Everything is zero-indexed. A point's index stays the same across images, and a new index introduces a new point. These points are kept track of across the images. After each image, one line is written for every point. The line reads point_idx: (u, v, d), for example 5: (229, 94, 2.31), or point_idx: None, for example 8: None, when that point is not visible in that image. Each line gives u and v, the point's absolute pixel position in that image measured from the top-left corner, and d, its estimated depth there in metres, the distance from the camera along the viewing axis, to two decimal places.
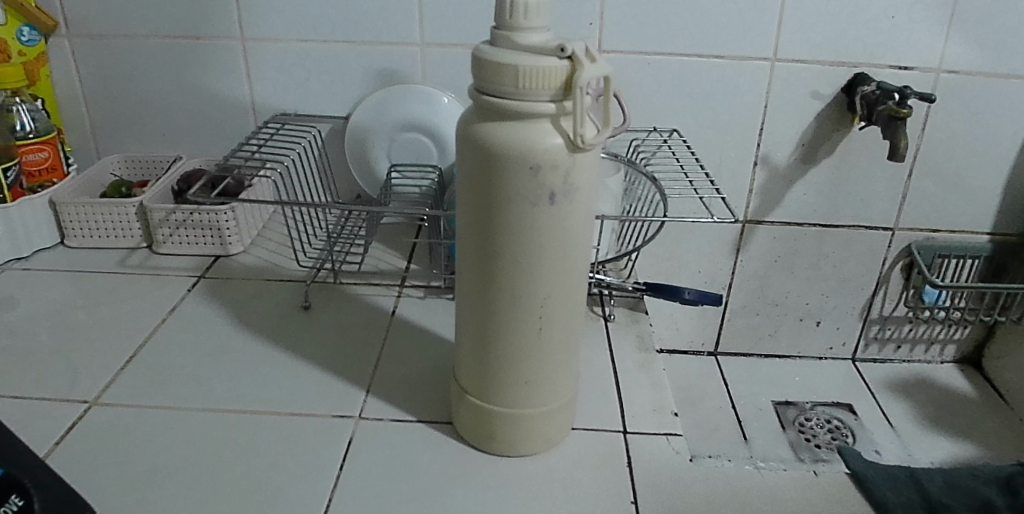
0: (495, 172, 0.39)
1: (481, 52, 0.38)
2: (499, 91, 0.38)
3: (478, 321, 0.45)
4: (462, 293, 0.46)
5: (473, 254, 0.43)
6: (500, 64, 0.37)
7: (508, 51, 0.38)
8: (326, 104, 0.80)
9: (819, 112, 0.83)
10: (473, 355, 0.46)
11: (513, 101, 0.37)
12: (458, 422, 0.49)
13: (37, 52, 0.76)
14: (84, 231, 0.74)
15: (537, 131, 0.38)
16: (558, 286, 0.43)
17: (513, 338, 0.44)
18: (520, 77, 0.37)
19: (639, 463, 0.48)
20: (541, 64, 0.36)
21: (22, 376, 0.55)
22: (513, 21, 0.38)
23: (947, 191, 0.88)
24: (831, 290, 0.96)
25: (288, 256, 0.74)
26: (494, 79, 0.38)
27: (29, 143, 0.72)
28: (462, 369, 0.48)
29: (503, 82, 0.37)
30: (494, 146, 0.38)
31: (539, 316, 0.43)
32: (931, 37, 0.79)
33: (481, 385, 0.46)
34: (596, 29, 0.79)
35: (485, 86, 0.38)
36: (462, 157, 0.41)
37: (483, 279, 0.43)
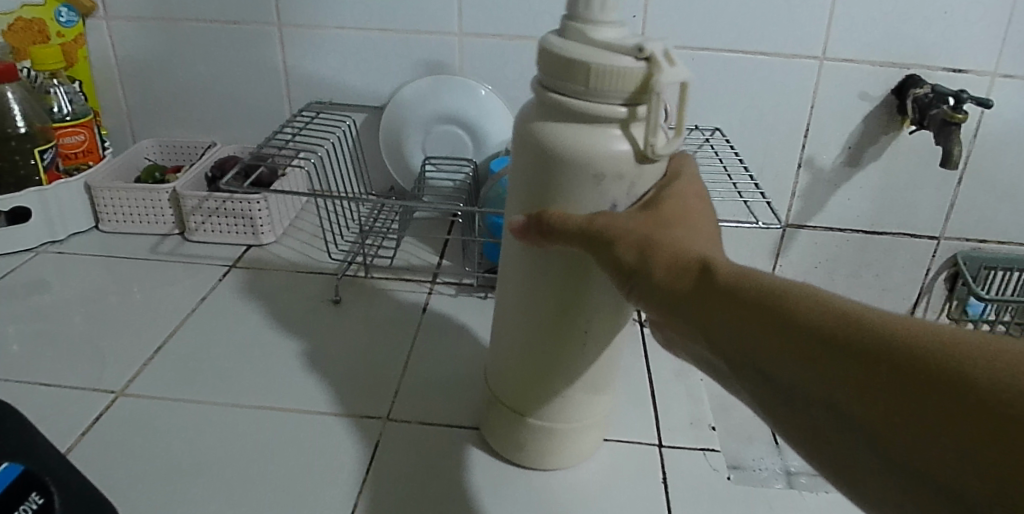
0: (553, 178, 0.37)
1: (551, 45, 0.36)
2: (567, 90, 0.35)
3: (517, 334, 0.43)
4: (503, 303, 0.45)
5: (519, 265, 0.42)
6: (573, 60, 0.35)
7: (583, 45, 0.35)
8: (361, 93, 0.79)
9: (869, 114, 0.80)
10: (506, 368, 0.45)
11: (583, 101, 0.35)
12: (492, 437, 0.47)
13: (75, 34, 0.77)
14: (118, 216, 0.74)
15: (605, 136, 0.36)
16: (601, 304, 0.40)
17: (552, 353, 0.42)
18: (594, 77, 0.34)
19: (675, 480, 0.46)
20: (618, 63, 0.34)
21: (53, 363, 0.55)
22: (590, 14, 0.36)
23: (999, 200, 0.84)
24: (873, 298, 0.93)
25: (319, 248, 0.73)
26: (564, 76, 0.35)
27: (66, 126, 0.72)
28: (499, 379, 0.46)
29: (574, 81, 0.35)
30: (553, 149, 0.37)
31: (581, 332, 0.41)
32: (990, 38, 0.75)
33: (513, 400, 0.45)
34: (639, 22, 0.76)
35: (553, 83, 0.36)
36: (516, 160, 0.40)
37: (528, 289, 0.42)
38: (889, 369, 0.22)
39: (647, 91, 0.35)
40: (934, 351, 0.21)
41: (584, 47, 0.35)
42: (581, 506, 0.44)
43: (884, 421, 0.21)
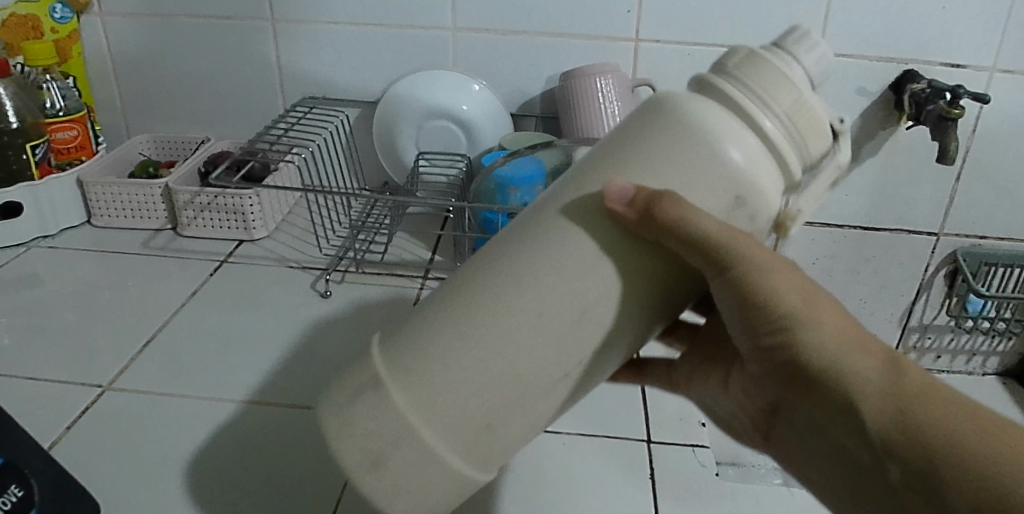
0: (688, 170, 0.30)
1: (762, 54, 0.30)
2: (770, 105, 0.29)
3: (506, 329, 0.30)
4: (496, 270, 0.31)
5: (565, 232, 0.30)
6: (786, 85, 0.29)
7: (796, 74, 0.30)
8: (355, 88, 0.79)
9: (866, 109, 0.79)
10: (466, 372, 0.30)
11: (778, 126, 0.29)
12: (383, 467, 0.30)
13: (70, 30, 0.76)
14: (110, 211, 0.75)
15: (769, 171, 0.30)
16: (618, 326, 0.30)
17: (536, 382, 0.30)
18: (800, 111, 0.29)
19: (661, 477, 0.46)
20: (821, 120, 0.30)
21: (41, 357, 0.55)
22: (800, 44, 0.31)
23: (999, 197, 0.82)
24: (870, 295, 0.90)
25: (311, 243, 0.74)
26: (770, 89, 0.29)
27: (60, 121, 0.73)
28: (431, 358, 0.30)
29: (781, 100, 0.29)
30: (715, 147, 0.29)
31: (577, 364, 0.30)
32: (986, 33, 0.74)
33: (453, 429, 0.30)
34: (633, 18, 0.73)
35: (749, 80, 0.29)
36: (635, 122, 0.32)
37: (551, 270, 0.29)
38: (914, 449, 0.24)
39: (819, 161, 0.31)
40: (954, 448, 0.23)
41: (799, 79, 0.30)
42: (564, 501, 0.44)
43: (888, 447, 0.25)
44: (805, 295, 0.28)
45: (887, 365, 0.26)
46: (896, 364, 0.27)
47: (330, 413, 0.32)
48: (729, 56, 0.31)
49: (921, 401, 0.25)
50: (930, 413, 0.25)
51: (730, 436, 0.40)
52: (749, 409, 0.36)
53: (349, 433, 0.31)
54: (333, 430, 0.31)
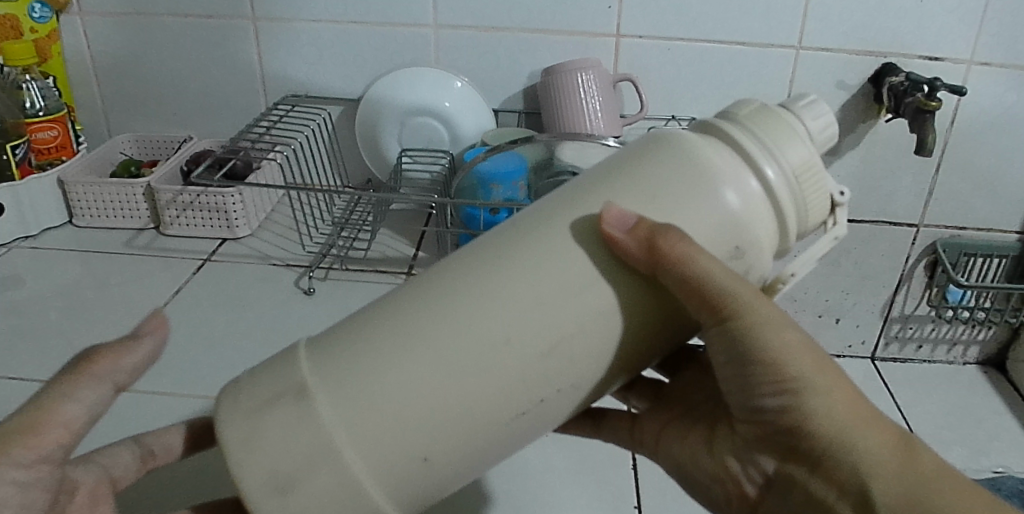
0: (688, 207, 0.30)
1: (778, 115, 0.32)
2: (781, 158, 0.30)
3: (464, 358, 0.29)
4: (456, 297, 0.30)
5: (545, 257, 0.30)
6: (796, 146, 0.31)
7: (806, 140, 0.32)
8: (337, 86, 0.79)
9: (846, 103, 0.78)
10: (419, 402, 0.29)
11: (784, 181, 0.30)
12: (294, 488, 0.30)
13: (48, 30, 0.76)
14: (92, 211, 0.75)
15: (771, 223, 0.31)
16: (579, 367, 0.30)
17: (492, 416, 0.30)
18: (806, 172, 0.31)
19: (643, 470, 0.55)
20: (823, 187, 0.32)
21: (23, 357, 0.56)
22: (810, 112, 0.32)
23: (979, 188, 0.81)
24: (852, 286, 0.87)
25: (294, 241, 0.74)
26: (780, 143, 0.31)
27: (39, 121, 0.72)
28: (382, 385, 0.30)
29: (790, 159, 0.30)
30: (720, 191, 0.30)
31: (534, 403, 0.30)
32: (964, 25, 0.72)
33: (391, 457, 0.30)
34: (614, 13, 0.74)
35: (758, 135, 0.31)
36: (634, 153, 0.32)
37: (520, 300, 0.29)
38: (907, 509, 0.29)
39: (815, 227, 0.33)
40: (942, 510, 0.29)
41: (809, 145, 0.32)
42: None
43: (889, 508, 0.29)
44: (817, 364, 0.31)
45: (892, 443, 0.31)
46: (898, 442, 0.31)
47: (239, 420, 0.31)
48: (741, 108, 0.33)
49: (922, 481, 0.30)
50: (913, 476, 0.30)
51: (686, 473, 0.41)
52: (742, 476, 0.37)
53: (259, 449, 0.30)
54: (245, 439, 0.31)
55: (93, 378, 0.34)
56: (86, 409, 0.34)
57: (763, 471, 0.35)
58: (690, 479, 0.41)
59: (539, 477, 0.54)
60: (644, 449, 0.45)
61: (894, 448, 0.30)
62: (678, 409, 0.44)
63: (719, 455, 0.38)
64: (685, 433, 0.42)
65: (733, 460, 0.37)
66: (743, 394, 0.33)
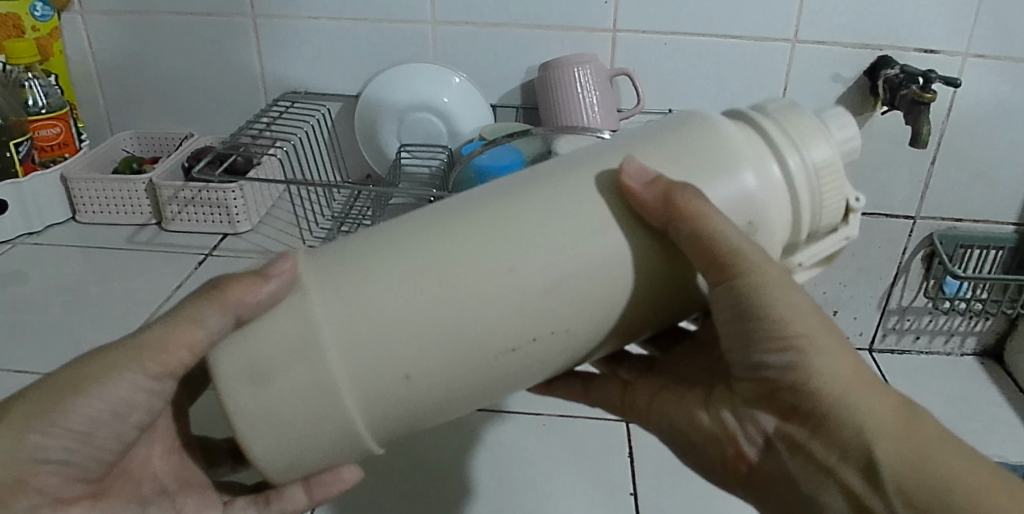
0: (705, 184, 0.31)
1: (808, 115, 0.33)
2: (804, 152, 0.32)
3: (471, 302, 0.30)
4: (466, 235, 0.30)
5: (558, 205, 0.30)
6: (821, 146, 0.32)
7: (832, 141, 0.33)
8: (336, 83, 0.80)
9: (841, 96, 0.78)
10: (424, 348, 0.30)
11: (805, 172, 0.32)
12: (269, 381, 0.29)
13: (50, 28, 0.76)
14: (95, 207, 0.76)
15: (789, 205, 0.32)
16: (577, 309, 0.30)
17: (489, 352, 0.30)
18: (826, 169, 0.32)
19: (640, 455, 0.56)
20: (846, 191, 0.32)
21: (30, 350, 0.57)
22: (840, 119, 0.34)
23: (974, 180, 0.80)
24: (849, 278, 0.87)
25: (294, 236, 0.75)
26: (805, 140, 0.32)
27: (42, 119, 0.73)
28: (389, 327, 0.29)
29: (812, 153, 0.32)
30: (740, 168, 0.31)
31: (528, 341, 0.31)
32: (959, 17, 0.73)
33: (383, 387, 0.30)
34: (610, 10, 0.74)
35: (785, 127, 0.32)
36: (663, 133, 0.34)
37: (529, 239, 0.30)
38: (915, 473, 0.30)
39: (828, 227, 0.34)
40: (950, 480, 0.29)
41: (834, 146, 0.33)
42: None
43: (892, 471, 0.30)
44: (821, 325, 0.32)
45: (898, 409, 0.31)
46: (901, 407, 0.32)
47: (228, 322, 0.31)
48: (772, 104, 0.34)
49: (924, 446, 0.31)
50: (920, 444, 0.31)
51: (675, 433, 0.40)
52: (738, 433, 0.36)
53: (251, 350, 0.30)
54: (239, 342, 0.31)
55: (221, 304, 0.31)
56: (212, 332, 0.31)
57: (761, 430, 0.35)
58: (684, 442, 0.40)
59: (536, 467, 0.54)
60: (635, 416, 0.45)
61: (897, 411, 0.31)
62: (670, 377, 0.44)
63: (715, 412, 0.37)
64: (680, 396, 0.41)
65: (729, 414, 0.36)
66: (743, 349, 0.33)
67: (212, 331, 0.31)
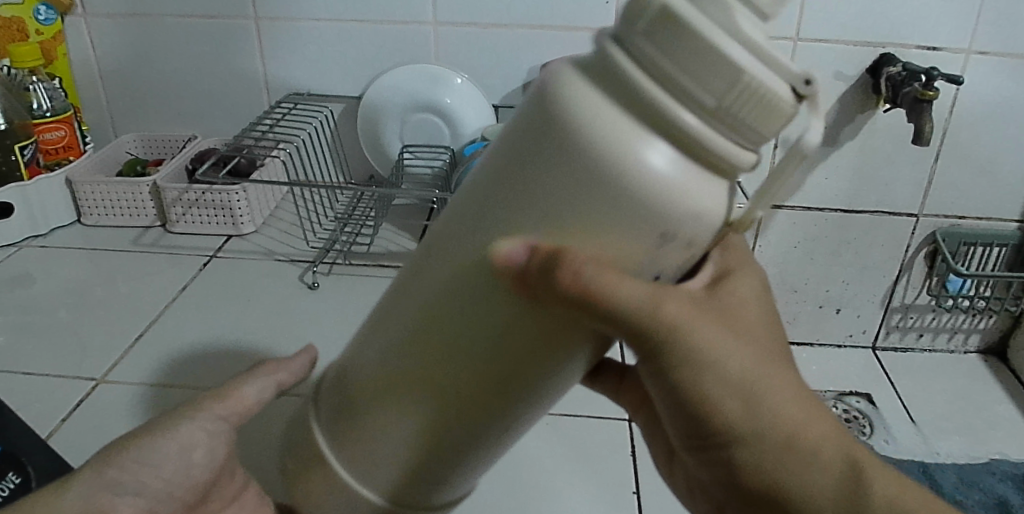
0: (585, 206, 0.24)
1: (680, 14, 0.21)
2: (693, 103, 0.22)
3: (427, 409, 0.31)
4: (400, 356, 0.31)
5: (456, 296, 0.28)
6: (717, 68, 0.21)
7: (730, 29, 0.21)
8: (338, 85, 0.80)
9: (844, 94, 0.77)
10: (416, 448, 0.33)
11: (708, 118, 0.22)
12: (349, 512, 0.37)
13: (54, 32, 0.78)
14: (99, 210, 0.76)
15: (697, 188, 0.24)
16: (537, 390, 0.30)
17: (469, 438, 0.32)
18: (735, 99, 0.22)
19: (643, 454, 0.56)
20: (775, 87, 0.22)
21: (38, 352, 0.57)
22: None
23: (978, 178, 0.80)
24: (852, 276, 0.87)
25: (298, 237, 0.75)
26: (691, 74, 0.21)
27: (47, 122, 0.74)
28: (385, 443, 0.33)
29: (709, 88, 0.22)
30: (623, 175, 0.23)
31: (510, 422, 0.32)
32: (962, 14, 0.72)
33: (418, 481, 0.35)
34: (612, 9, 0.73)
35: (661, 66, 0.22)
36: (521, 122, 0.26)
37: (444, 347, 0.29)
38: None
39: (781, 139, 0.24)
40: None
41: (734, 44, 0.21)
42: None
43: None
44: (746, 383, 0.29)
45: None
46: None
47: (294, 481, 0.39)
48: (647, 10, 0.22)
49: None
50: None
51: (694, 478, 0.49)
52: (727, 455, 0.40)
53: (311, 496, 0.38)
54: (303, 492, 0.38)
55: (272, 369, 0.46)
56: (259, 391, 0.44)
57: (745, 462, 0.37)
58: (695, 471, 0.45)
59: (539, 466, 0.54)
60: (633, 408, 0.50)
61: None
62: None
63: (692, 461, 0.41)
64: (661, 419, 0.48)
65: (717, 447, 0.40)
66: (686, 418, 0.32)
67: (261, 386, 0.44)
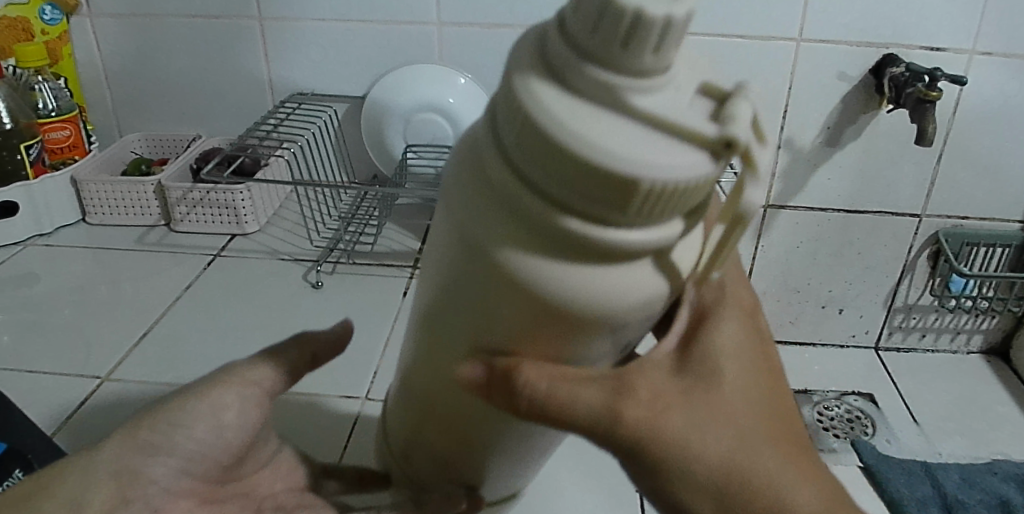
0: (513, 320, 0.23)
1: (545, 109, 0.18)
2: (598, 212, 0.19)
3: (461, 445, 0.34)
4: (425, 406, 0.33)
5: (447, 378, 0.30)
6: (601, 181, 0.17)
7: (616, 117, 0.17)
8: (342, 85, 0.80)
9: (847, 94, 0.77)
10: (463, 466, 0.36)
11: (612, 223, 0.19)
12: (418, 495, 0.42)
13: (59, 32, 0.77)
14: (104, 209, 0.76)
15: (622, 285, 0.21)
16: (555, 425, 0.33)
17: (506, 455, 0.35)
18: (633, 201, 0.18)
19: None
20: (689, 171, 0.18)
21: (43, 350, 0.58)
22: (624, 43, 0.17)
23: (981, 178, 0.80)
24: (855, 276, 0.87)
25: (302, 236, 0.76)
26: (573, 186, 0.18)
27: (52, 121, 0.74)
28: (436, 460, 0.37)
29: (598, 196, 0.18)
30: (548, 296, 0.21)
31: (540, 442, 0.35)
32: (967, 14, 0.72)
33: (476, 481, 0.38)
34: None
35: (543, 180, 0.19)
36: (447, 230, 0.24)
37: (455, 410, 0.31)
38: None
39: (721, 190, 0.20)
40: None
41: (621, 134, 0.17)
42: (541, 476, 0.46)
43: None
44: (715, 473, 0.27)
45: None
46: None
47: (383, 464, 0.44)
48: (520, 102, 0.18)
49: None
50: None
51: None
52: None
53: (392, 477, 0.43)
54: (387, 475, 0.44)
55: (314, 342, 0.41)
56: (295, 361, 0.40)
57: None
58: None
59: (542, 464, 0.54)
60: None
61: None
62: None
63: None
64: None
65: None
66: None
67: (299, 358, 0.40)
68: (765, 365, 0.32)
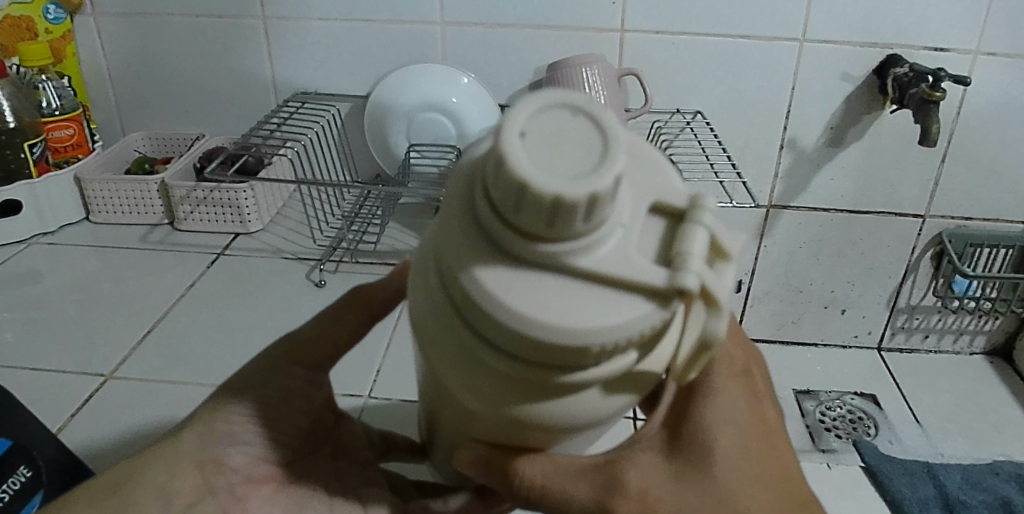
0: (500, 436, 0.25)
1: (489, 288, 0.19)
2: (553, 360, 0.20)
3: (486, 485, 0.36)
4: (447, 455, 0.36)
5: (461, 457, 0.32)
6: (552, 345, 0.19)
7: (556, 287, 0.19)
8: (346, 84, 0.80)
9: (851, 94, 0.77)
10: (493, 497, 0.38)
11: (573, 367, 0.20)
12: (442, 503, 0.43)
13: (63, 31, 0.78)
14: (107, 208, 0.76)
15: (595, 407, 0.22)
16: None
17: None
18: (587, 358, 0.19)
19: None
20: (632, 324, 0.19)
21: (47, 348, 0.58)
22: (553, 223, 0.18)
23: (985, 178, 0.80)
24: (857, 276, 0.87)
25: (305, 235, 0.76)
26: (528, 353, 0.19)
27: (56, 120, 0.74)
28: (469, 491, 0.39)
29: (553, 359, 0.19)
30: (525, 420, 0.23)
31: None
32: (971, 15, 0.72)
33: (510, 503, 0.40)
34: (618, 10, 0.74)
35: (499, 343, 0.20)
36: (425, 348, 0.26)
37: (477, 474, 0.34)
38: None
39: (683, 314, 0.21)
40: None
41: (566, 302, 0.18)
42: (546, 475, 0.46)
43: None
44: None
45: None
46: None
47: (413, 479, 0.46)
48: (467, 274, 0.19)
49: None
50: None
51: None
52: None
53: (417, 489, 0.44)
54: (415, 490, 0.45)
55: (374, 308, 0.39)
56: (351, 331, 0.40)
57: None
58: None
59: None
60: None
61: None
62: None
63: None
64: None
65: None
66: None
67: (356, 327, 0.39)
68: (761, 427, 0.32)
